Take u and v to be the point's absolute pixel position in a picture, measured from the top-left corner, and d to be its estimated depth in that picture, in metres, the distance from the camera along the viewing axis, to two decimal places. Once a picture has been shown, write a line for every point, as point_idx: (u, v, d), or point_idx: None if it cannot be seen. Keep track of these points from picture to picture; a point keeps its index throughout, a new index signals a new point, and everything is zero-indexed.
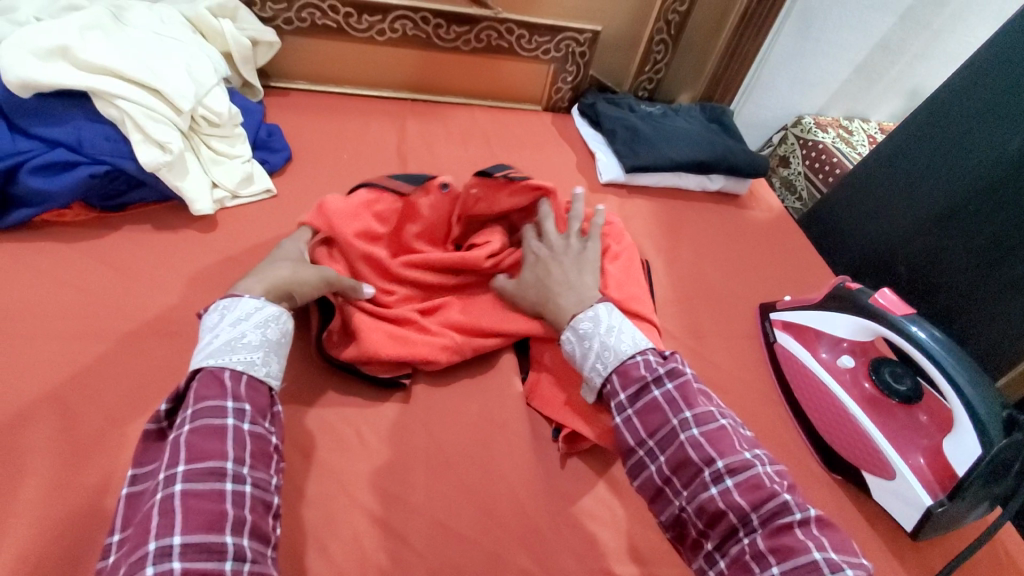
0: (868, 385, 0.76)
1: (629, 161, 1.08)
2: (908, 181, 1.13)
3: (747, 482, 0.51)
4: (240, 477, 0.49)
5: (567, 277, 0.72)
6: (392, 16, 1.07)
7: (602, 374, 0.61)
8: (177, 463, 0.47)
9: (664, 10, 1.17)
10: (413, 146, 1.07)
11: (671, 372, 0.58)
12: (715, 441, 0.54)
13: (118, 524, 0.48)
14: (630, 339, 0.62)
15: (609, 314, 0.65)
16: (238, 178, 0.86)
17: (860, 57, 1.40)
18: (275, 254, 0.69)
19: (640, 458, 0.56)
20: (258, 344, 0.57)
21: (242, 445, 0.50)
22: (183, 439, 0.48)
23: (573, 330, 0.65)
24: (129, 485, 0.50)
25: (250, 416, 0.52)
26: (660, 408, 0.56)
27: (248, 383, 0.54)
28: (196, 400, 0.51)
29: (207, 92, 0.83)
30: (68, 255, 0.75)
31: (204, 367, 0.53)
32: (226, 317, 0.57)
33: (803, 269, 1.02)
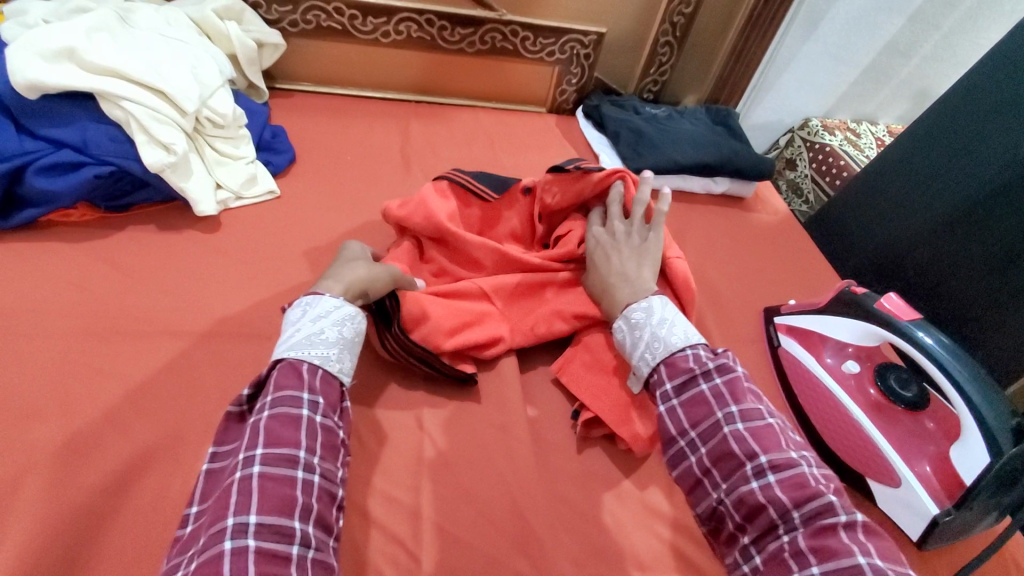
0: (873, 391, 0.74)
1: (632, 163, 1.07)
2: (918, 183, 1.12)
3: (790, 480, 0.50)
4: (309, 467, 0.49)
5: (625, 265, 0.73)
6: (397, 18, 1.07)
7: (650, 364, 0.62)
8: (256, 446, 0.48)
9: (669, 12, 1.16)
10: (417, 148, 1.07)
11: (721, 367, 0.58)
12: (760, 437, 0.53)
13: (198, 497, 0.50)
14: (681, 333, 0.63)
15: (663, 307, 0.66)
16: (242, 179, 0.87)
17: (869, 58, 1.39)
18: (342, 256, 0.72)
19: (681, 448, 0.57)
20: (336, 341, 0.58)
21: (314, 436, 0.50)
22: (262, 424, 0.49)
23: (625, 320, 0.67)
24: (210, 460, 0.52)
25: (322, 408, 0.53)
26: (707, 401, 0.56)
27: (323, 377, 0.55)
28: (274, 389, 0.52)
29: (212, 94, 0.84)
30: (73, 255, 0.76)
31: (284, 358, 0.55)
32: (309, 312, 0.59)
33: (809, 272, 1.01)
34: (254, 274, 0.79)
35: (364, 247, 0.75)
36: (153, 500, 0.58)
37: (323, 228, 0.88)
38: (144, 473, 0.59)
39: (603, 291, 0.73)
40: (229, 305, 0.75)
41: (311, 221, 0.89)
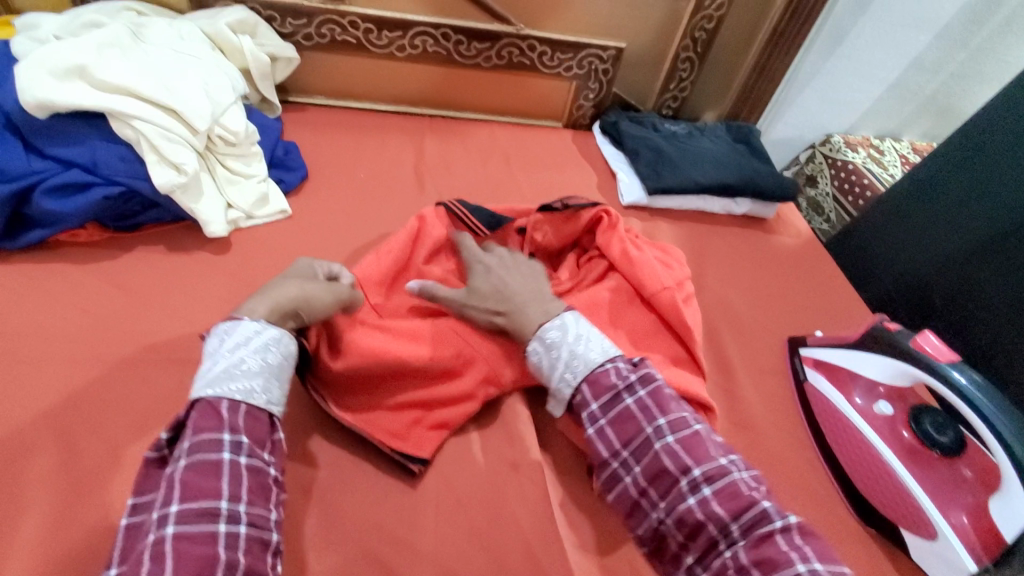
0: (907, 435, 0.72)
1: (652, 183, 1.04)
2: (941, 209, 1.10)
3: (724, 489, 0.53)
4: (234, 516, 0.47)
5: (522, 283, 0.71)
6: (412, 32, 1.05)
7: (571, 385, 0.61)
8: (171, 502, 0.45)
9: (690, 28, 1.14)
10: (431, 166, 1.05)
11: (642, 377, 0.60)
12: (691, 447, 0.55)
13: (116, 558, 0.45)
14: (598, 348, 0.63)
15: (576, 323, 0.65)
16: (252, 199, 0.85)
17: (894, 75, 1.35)
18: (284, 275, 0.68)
19: (614, 470, 0.57)
20: (258, 369, 0.54)
21: (238, 481, 0.48)
22: (177, 476, 0.47)
23: (539, 341, 0.63)
24: (128, 515, 0.48)
25: (247, 449, 0.50)
26: (635, 417, 0.57)
27: (247, 412, 0.52)
28: (192, 433, 0.49)
29: (224, 111, 0.82)
30: (79, 277, 0.74)
31: (202, 397, 0.51)
32: (226, 341, 0.55)
33: (833, 300, 0.98)
34: None
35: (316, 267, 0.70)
36: None
37: (336, 250, 0.86)
38: None
39: (504, 313, 0.68)
40: None
41: (322, 242, 0.86)
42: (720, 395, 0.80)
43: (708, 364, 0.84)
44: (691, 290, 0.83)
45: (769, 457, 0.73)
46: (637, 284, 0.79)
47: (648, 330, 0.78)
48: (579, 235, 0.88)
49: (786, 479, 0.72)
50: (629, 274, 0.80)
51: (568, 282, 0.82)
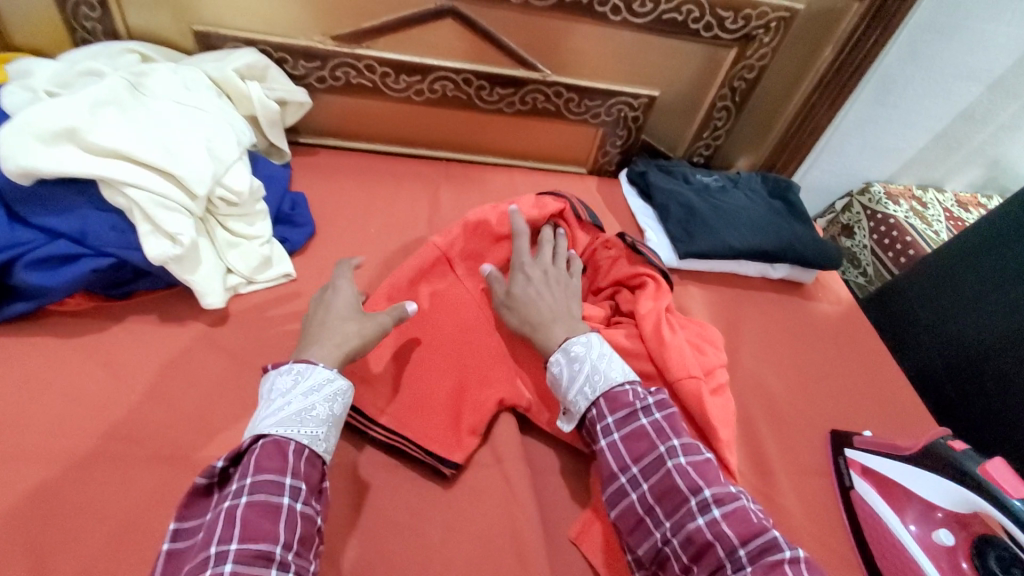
0: (965, 566, 0.64)
1: (682, 246, 0.97)
2: (996, 278, 1.01)
3: (733, 512, 0.54)
4: (284, 564, 0.48)
5: (555, 308, 0.71)
6: (432, 77, 0.99)
7: (589, 399, 0.63)
8: (231, 539, 0.47)
9: (729, 77, 1.06)
10: (447, 219, 0.98)
11: (658, 401, 0.63)
12: (702, 471, 0.57)
13: None
14: (619, 369, 0.65)
15: (600, 343, 0.67)
16: (254, 263, 0.78)
17: (943, 125, 1.27)
18: (325, 302, 0.69)
19: (622, 485, 0.59)
20: (325, 419, 0.57)
21: (293, 528, 0.50)
22: (239, 513, 0.48)
23: (563, 352, 0.65)
24: (171, 540, 0.50)
25: (303, 495, 0.52)
26: (648, 435, 0.60)
27: (308, 458, 0.54)
28: (254, 470, 0.51)
29: (227, 171, 0.76)
30: (64, 352, 0.68)
31: (270, 435, 0.54)
32: (299, 385, 0.58)
33: (877, 383, 0.90)
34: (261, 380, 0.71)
35: (353, 285, 0.73)
36: None
37: None
38: None
39: (533, 327, 0.70)
40: (231, 420, 0.67)
41: None
42: (757, 500, 0.72)
43: (743, 461, 0.76)
44: (722, 379, 0.74)
45: None
46: (661, 365, 0.72)
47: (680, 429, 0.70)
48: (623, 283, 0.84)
49: None
50: (654, 354, 0.73)
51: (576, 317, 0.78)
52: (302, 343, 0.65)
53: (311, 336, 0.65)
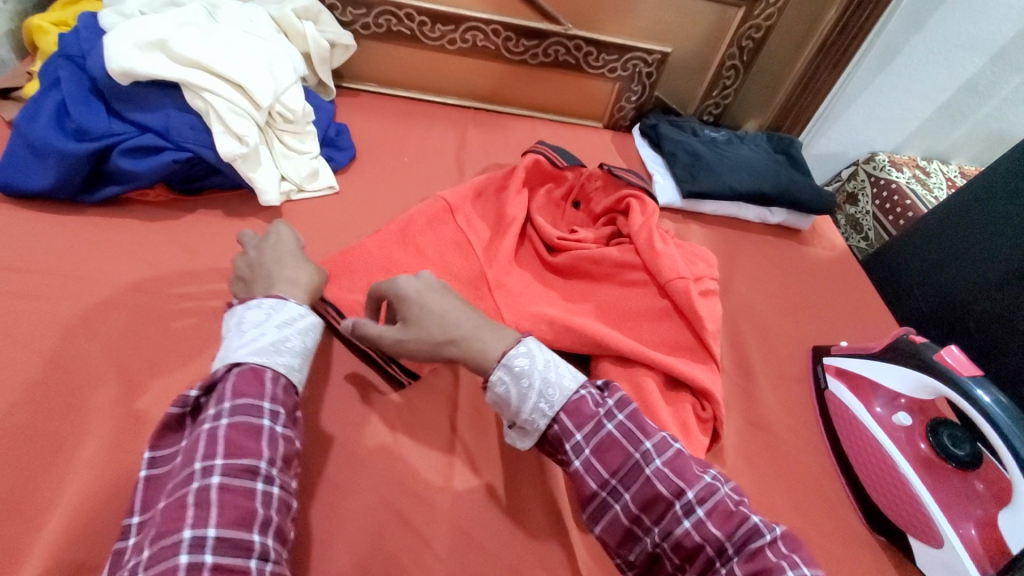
0: (923, 446, 0.71)
1: (687, 186, 1.05)
2: (985, 230, 1.07)
3: (718, 507, 0.51)
4: (268, 478, 0.50)
5: (465, 313, 0.63)
6: (464, 27, 1.09)
7: (548, 415, 0.56)
8: (214, 456, 0.49)
9: (737, 36, 1.15)
10: (472, 154, 1.08)
11: (618, 401, 0.57)
12: (679, 470, 0.53)
13: (137, 506, 0.50)
14: (568, 373, 0.59)
15: (540, 349, 0.59)
16: (304, 173, 0.90)
17: (946, 95, 1.33)
18: (269, 246, 0.71)
19: (603, 499, 0.54)
20: (302, 348, 0.59)
21: (275, 446, 0.52)
22: (220, 434, 0.50)
23: (506, 369, 0.57)
24: (148, 467, 0.52)
25: (282, 419, 0.54)
26: (619, 442, 0.55)
27: (283, 386, 0.56)
28: (233, 395, 0.52)
29: (285, 90, 0.87)
30: (146, 233, 0.80)
31: (246, 363, 0.55)
32: (273, 317, 0.59)
33: (861, 313, 0.98)
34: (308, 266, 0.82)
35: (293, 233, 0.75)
36: None
37: (376, 227, 0.90)
38: None
39: (451, 340, 0.61)
40: None
41: (364, 217, 0.91)
42: (739, 394, 0.81)
43: (729, 365, 0.85)
44: (711, 286, 0.84)
45: (784, 461, 0.75)
46: (654, 271, 0.81)
47: (672, 323, 0.79)
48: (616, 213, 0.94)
49: (795, 483, 0.73)
50: (649, 263, 0.82)
51: (557, 237, 0.87)
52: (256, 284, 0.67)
53: (274, 276, 0.67)
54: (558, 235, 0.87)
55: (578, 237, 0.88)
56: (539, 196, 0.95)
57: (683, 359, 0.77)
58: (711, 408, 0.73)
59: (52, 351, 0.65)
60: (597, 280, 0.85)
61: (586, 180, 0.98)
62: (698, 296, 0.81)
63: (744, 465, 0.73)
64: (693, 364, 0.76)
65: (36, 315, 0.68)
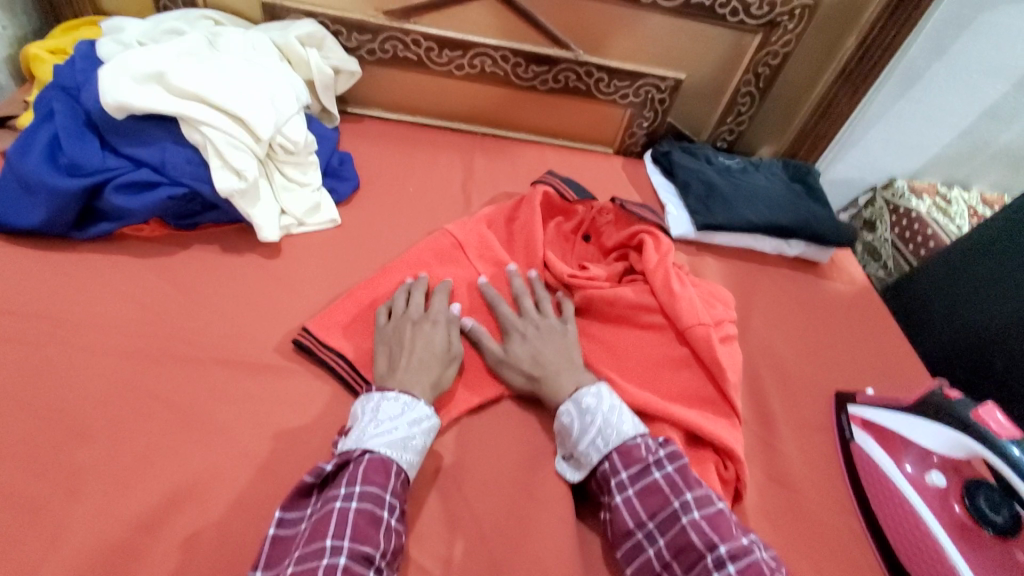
0: (958, 508, 0.67)
1: (701, 218, 1.02)
2: (1011, 265, 1.03)
3: (751, 568, 0.52)
4: (378, 569, 0.52)
5: (558, 359, 0.72)
6: (472, 53, 1.06)
7: (601, 451, 0.63)
8: (344, 537, 0.52)
9: (753, 62, 1.12)
10: (479, 183, 1.05)
11: (670, 453, 0.62)
12: (716, 525, 0.56)
13: (262, 562, 0.52)
14: (630, 422, 0.65)
15: (611, 394, 0.67)
16: (305, 207, 0.87)
17: (969, 121, 1.29)
18: (411, 320, 0.72)
19: (638, 540, 0.58)
20: (423, 449, 0.61)
21: (390, 539, 0.54)
22: (350, 516, 0.53)
23: (574, 403, 0.66)
24: (277, 527, 0.55)
25: (398, 513, 0.56)
26: (662, 490, 0.59)
27: (403, 480, 0.59)
28: (363, 481, 0.55)
29: (286, 121, 0.84)
30: (139, 271, 0.77)
31: (378, 452, 0.58)
32: (405, 414, 0.62)
33: (885, 355, 0.93)
34: (306, 306, 0.78)
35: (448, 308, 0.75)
36: (190, 548, 0.55)
37: (379, 263, 0.86)
38: (188, 510, 0.58)
39: (537, 380, 0.70)
40: (279, 337, 0.74)
41: (366, 251, 0.88)
42: (759, 446, 0.77)
43: (748, 414, 0.80)
44: (731, 331, 0.80)
45: (807, 521, 0.70)
46: (673, 316, 0.78)
47: (688, 369, 0.76)
48: (630, 249, 0.90)
49: (821, 547, 0.68)
50: (666, 306, 0.79)
51: (569, 275, 0.84)
52: (397, 363, 0.67)
53: (399, 360, 0.68)
54: (570, 272, 0.84)
55: (590, 274, 0.85)
56: (549, 232, 0.91)
57: (703, 413, 0.73)
58: (734, 469, 0.69)
59: (40, 402, 0.62)
60: (610, 322, 0.81)
61: (598, 212, 0.94)
62: (718, 344, 0.76)
63: (767, 528, 0.68)
64: (713, 420, 0.72)
65: (22, 362, 0.64)
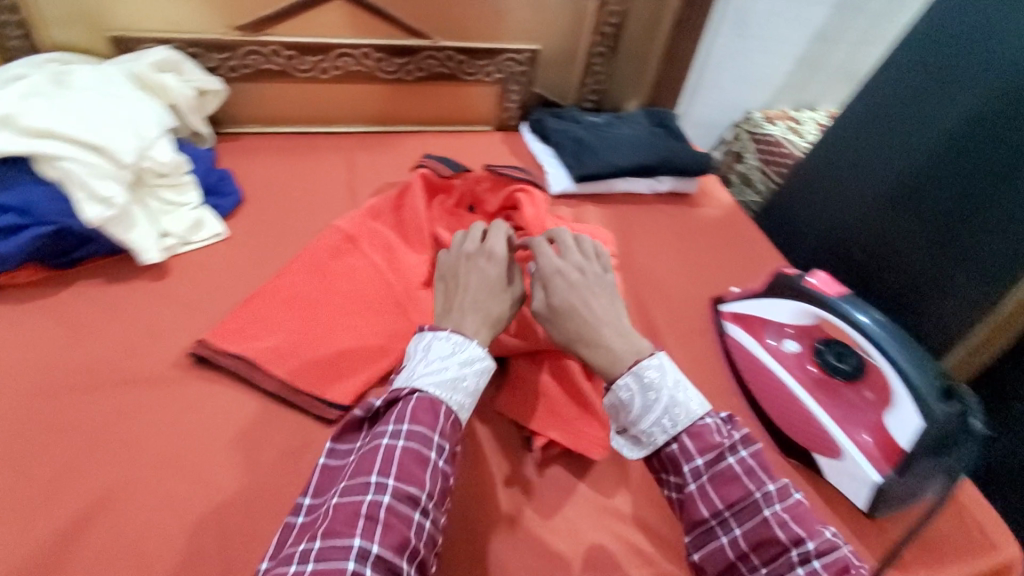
0: (813, 368, 0.78)
1: (576, 170, 1.10)
2: (855, 164, 1.13)
3: (836, 565, 0.52)
4: (425, 511, 0.53)
5: (609, 318, 0.66)
6: (334, 55, 1.10)
7: (669, 432, 0.58)
8: (388, 476, 0.52)
9: (597, 24, 1.21)
10: (364, 177, 1.09)
11: (744, 437, 0.59)
12: (800, 518, 0.54)
13: (312, 490, 0.57)
14: (696, 398, 0.60)
15: (671, 365, 0.62)
16: (186, 225, 0.88)
17: (800, 49, 1.44)
18: (468, 263, 0.71)
19: (710, 527, 0.56)
20: (475, 390, 0.60)
21: (436, 482, 0.54)
22: (396, 454, 0.53)
23: (635, 378, 0.60)
24: (328, 457, 0.59)
25: (446, 456, 0.56)
26: (739, 479, 0.56)
27: (453, 422, 0.58)
28: (410, 421, 0.55)
29: (151, 145, 0.85)
30: (20, 315, 0.76)
31: (425, 391, 0.57)
32: (458, 354, 0.60)
33: (753, 260, 1.04)
34: (202, 317, 0.80)
35: (504, 246, 0.73)
36: (114, 556, 0.57)
37: (271, 265, 0.89)
38: (106, 519, 0.59)
39: (584, 341, 0.64)
40: (177, 349, 0.75)
41: (256, 256, 0.90)
42: None
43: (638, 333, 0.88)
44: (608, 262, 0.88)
45: None
46: None
47: None
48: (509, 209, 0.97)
49: None
50: None
51: None
52: (453, 303, 0.67)
53: (453, 301, 0.67)
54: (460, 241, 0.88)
55: None
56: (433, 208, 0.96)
57: None
58: None
59: None
60: None
61: (475, 180, 0.99)
62: None
63: None
64: None
65: None
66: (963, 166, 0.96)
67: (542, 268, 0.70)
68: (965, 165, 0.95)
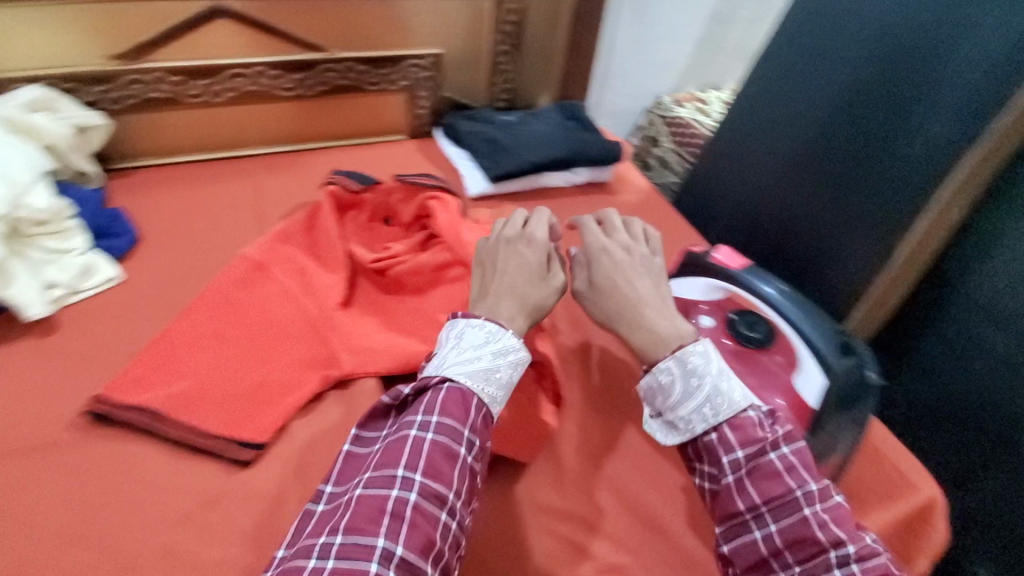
0: (727, 340, 0.80)
1: (491, 171, 1.10)
2: (760, 133, 1.15)
3: (879, 570, 0.49)
4: (452, 510, 0.51)
5: (653, 298, 0.67)
6: (225, 76, 1.05)
7: (710, 419, 0.57)
8: (416, 471, 0.51)
9: (496, 23, 1.21)
10: (272, 200, 1.05)
11: (786, 434, 0.57)
12: (842, 520, 0.52)
13: (335, 478, 0.56)
14: (740, 388, 0.59)
15: (716, 352, 0.60)
16: (74, 273, 0.82)
17: (699, 32, 1.48)
18: (512, 248, 0.70)
19: (746, 520, 0.55)
20: (508, 382, 0.58)
21: (463, 481, 0.53)
22: (424, 447, 0.52)
23: (678, 362, 0.60)
24: (353, 444, 0.58)
25: (475, 452, 0.54)
26: (780, 475, 0.54)
27: (484, 415, 0.57)
28: (439, 413, 0.54)
29: (24, 192, 0.79)
30: None
31: (456, 381, 0.56)
32: (491, 343, 0.59)
33: (670, 241, 1.07)
34: (101, 368, 0.74)
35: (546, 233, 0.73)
36: None
37: (176, 303, 0.84)
38: None
39: (627, 321, 0.66)
40: (74, 407, 0.70)
41: (158, 296, 0.85)
42: (576, 349, 0.85)
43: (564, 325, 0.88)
44: None
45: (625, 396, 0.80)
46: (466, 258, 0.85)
47: None
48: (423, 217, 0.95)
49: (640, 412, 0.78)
50: (461, 255, 0.85)
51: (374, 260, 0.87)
52: (489, 288, 0.66)
53: (494, 286, 0.67)
54: (374, 256, 0.87)
55: (392, 253, 0.87)
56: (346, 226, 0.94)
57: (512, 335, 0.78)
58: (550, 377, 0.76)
59: None
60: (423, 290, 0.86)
61: (385, 191, 0.96)
62: None
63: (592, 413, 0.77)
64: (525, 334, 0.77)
65: None
66: (857, 125, 0.99)
67: (588, 246, 0.73)
68: (859, 125, 0.99)
